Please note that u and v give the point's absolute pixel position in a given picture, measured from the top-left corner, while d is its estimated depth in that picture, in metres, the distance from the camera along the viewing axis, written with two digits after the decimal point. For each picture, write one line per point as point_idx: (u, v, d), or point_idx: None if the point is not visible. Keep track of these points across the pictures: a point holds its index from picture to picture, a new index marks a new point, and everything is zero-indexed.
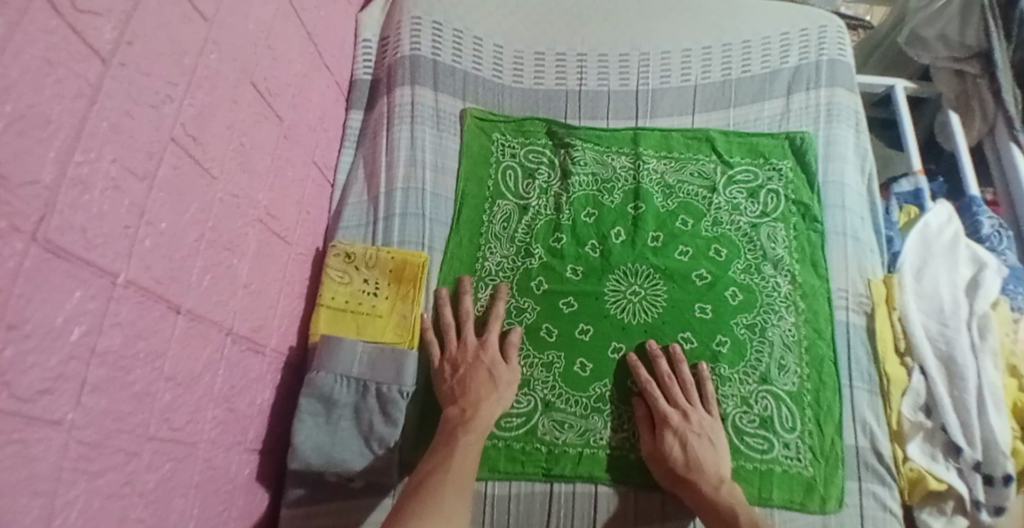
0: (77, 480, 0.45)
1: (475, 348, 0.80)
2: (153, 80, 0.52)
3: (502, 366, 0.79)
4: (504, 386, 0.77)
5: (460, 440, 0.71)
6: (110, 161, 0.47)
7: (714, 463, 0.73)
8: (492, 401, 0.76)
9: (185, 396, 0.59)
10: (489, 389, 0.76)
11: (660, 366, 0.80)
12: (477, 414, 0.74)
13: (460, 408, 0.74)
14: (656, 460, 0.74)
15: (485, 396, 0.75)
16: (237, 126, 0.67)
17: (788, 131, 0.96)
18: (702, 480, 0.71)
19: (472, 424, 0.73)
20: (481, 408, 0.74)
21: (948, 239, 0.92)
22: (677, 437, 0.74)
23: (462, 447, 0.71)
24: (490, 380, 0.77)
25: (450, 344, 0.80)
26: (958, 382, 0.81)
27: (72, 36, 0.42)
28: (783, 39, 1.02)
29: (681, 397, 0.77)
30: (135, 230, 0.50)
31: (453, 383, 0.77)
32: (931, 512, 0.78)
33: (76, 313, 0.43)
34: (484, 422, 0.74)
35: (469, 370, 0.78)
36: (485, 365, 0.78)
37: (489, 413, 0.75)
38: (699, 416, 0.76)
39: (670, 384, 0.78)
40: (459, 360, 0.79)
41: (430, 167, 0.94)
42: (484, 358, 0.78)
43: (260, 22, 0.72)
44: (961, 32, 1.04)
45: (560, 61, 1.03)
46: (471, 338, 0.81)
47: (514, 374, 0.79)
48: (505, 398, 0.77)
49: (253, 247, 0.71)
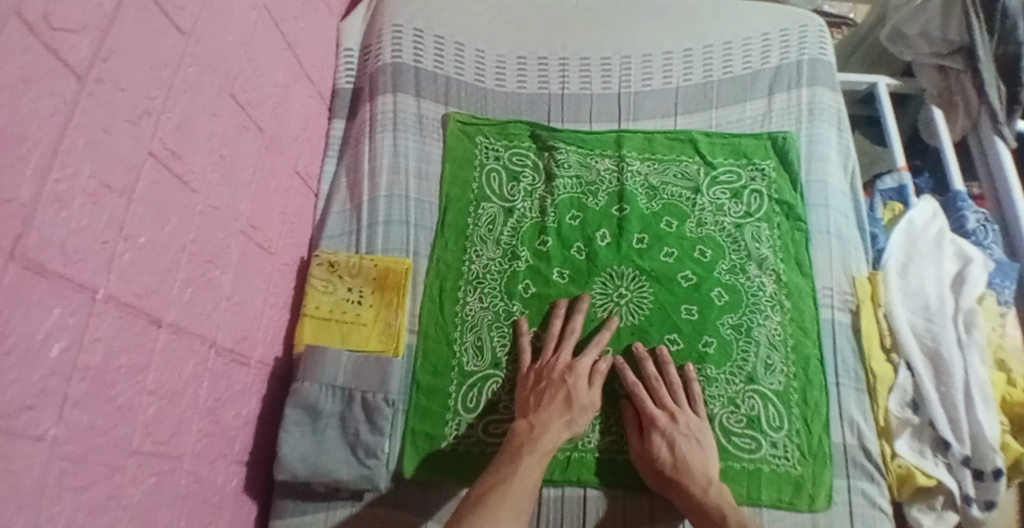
0: (61, 495, 0.44)
1: (565, 366, 0.78)
2: (130, 94, 0.52)
3: (583, 390, 0.76)
4: (580, 412, 0.75)
5: (525, 458, 0.69)
6: (88, 177, 0.46)
7: (702, 464, 0.73)
8: (562, 424, 0.73)
9: (169, 409, 0.59)
10: (562, 412, 0.74)
11: (646, 368, 0.80)
12: (543, 436, 0.71)
13: (529, 424, 0.73)
14: (644, 462, 0.74)
15: (556, 418, 0.73)
16: (217, 137, 0.67)
17: (770, 131, 0.97)
18: (690, 481, 0.71)
19: (538, 443, 0.70)
20: (550, 429, 0.72)
21: (933, 235, 0.92)
22: (664, 439, 0.74)
23: (525, 466, 0.68)
24: (565, 403, 0.74)
25: (545, 357, 0.80)
26: (945, 378, 0.81)
27: (48, 55, 0.41)
28: (764, 39, 1.02)
29: (667, 398, 0.77)
30: (114, 245, 0.50)
31: (531, 394, 0.77)
32: (921, 508, 0.79)
33: (56, 329, 0.43)
34: (549, 444, 0.71)
35: (552, 386, 0.76)
36: (567, 387, 0.75)
37: (556, 436, 0.72)
38: (687, 417, 0.76)
39: (657, 385, 0.78)
40: (544, 375, 0.78)
41: (413, 173, 0.94)
42: (568, 380, 0.76)
43: (239, 35, 0.72)
44: (942, 29, 1.04)
45: (543, 65, 1.03)
46: (568, 354, 0.79)
47: (592, 400, 0.76)
48: (576, 423, 0.74)
49: (236, 259, 0.71)
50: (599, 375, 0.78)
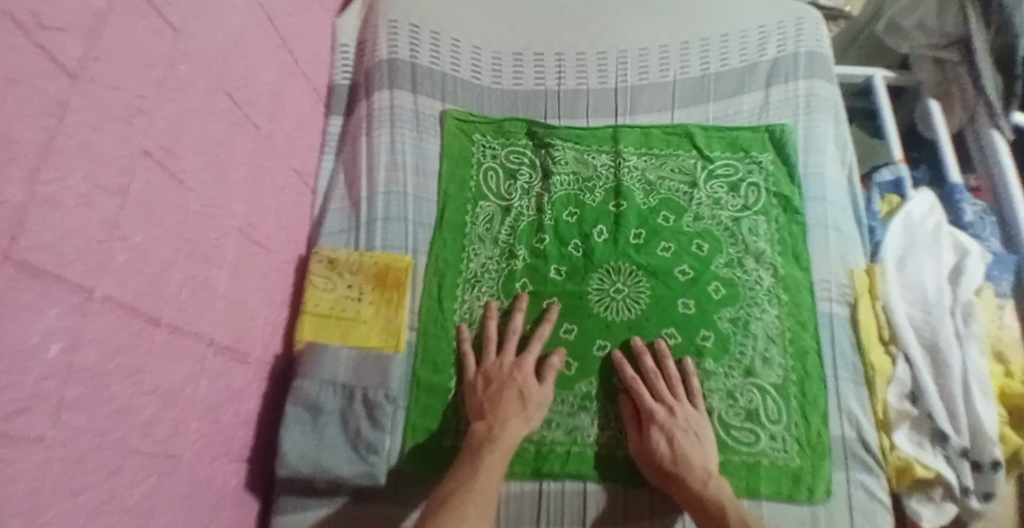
0: (58, 497, 0.44)
1: (511, 365, 0.79)
2: (121, 95, 0.52)
3: (534, 387, 0.77)
4: (535, 407, 0.76)
5: (485, 458, 0.70)
6: (80, 178, 0.46)
7: (701, 458, 0.73)
8: (520, 421, 0.74)
9: (166, 409, 0.59)
10: (518, 409, 0.75)
11: (645, 362, 0.80)
12: (503, 433, 0.72)
13: (487, 424, 0.73)
14: (644, 457, 0.74)
15: (513, 416, 0.74)
16: (211, 136, 0.67)
17: (767, 124, 0.97)
18: (690, 475, 0.71)
19: (497, 442, 0.71)
20: (508, 427, 0.73)
21: (930, 228, 0.92)
22: (662, 433, 0.74)
23: (487, 465, 0.69)
24: (520, 400, 0.76)
25: (489, 358, 0.80)
26: (944, 371, 0.81)
27: (38, 54, 0.41)
28: (760, 32, 1.02)
29: (666, 392, 0.78)
30: (109, 245, 0.50)
31: (483, 398, 0.76)
32: (920, 500, 0.79)
33: (49, 332, 0.43)
34: (509, 442, 0.72)
35: (502, 386, 0.77)
36: (518, 384, 0.77)
37: (515, 433, 0.73)
38: (686, 411, 0.77)
39: (655, 379, 0.79)
40: (493, 375, 0.78)
41: (411, 169, 0.94)
42: (518, 377, 0.77)
43: (231, 33, 0.72)
44: (939, 21, 1.04)
45: (539, 60, 1.03)
46: (511, 354, 0.80)
47: (545, 395, 0.78)
48: (533, 419, 0.76)
49: (232, 257, 0.71)
50: (552, 368, 0.80)
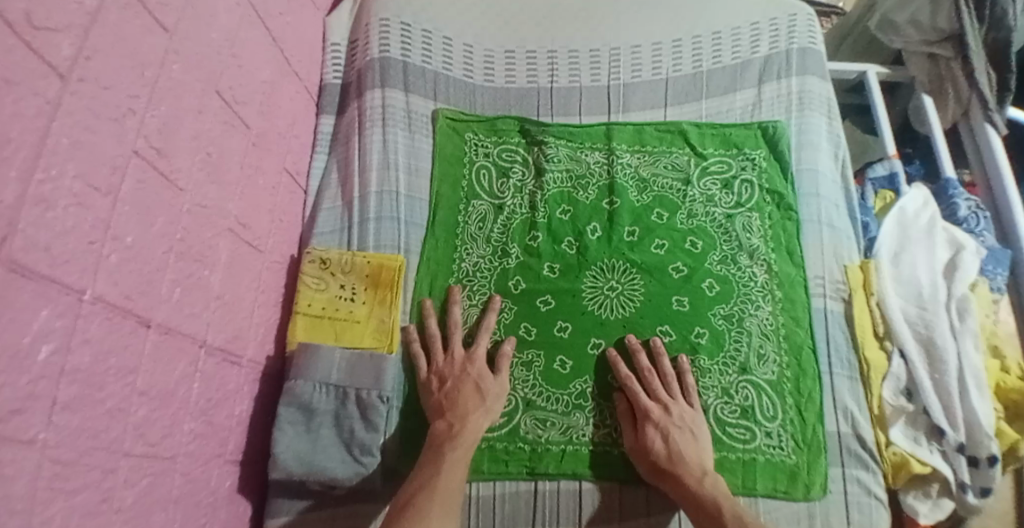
0: (54, 499, 0.44)
1: (462, 360, 0.79)
2: (114, 94, 0.52)
3: (489, 378, 0.78)
4: (492, 398, 0.76)
5: (448, 455, 0.70)
6: (73, 178, 0.46)
7: (697, 455, 0.73)
8: (480, 414, 0.75)
9: (160, 410, 0.58)
10: (477, 402, 0.75)
11: (639, 360, 0.80)
12: (463, 428, 0.73)
13: (447, 423, 0.73)
14: (639, 454, 0.74)
15: (473, 411, 0.74)
16: (203, 135, 0.66)
17: (760, 121, 0.97)
18: (685, 472, 0.71)
19: (458, 439, 0.72)
20: (468, 422, 0.73)
21: (926, 223, 0.92)
22: (658, 431, 0.74)
23: (450, 462, 0.69)
24: (477, 393, 0.76)
25: (438, 358, 0.80)
26: (938, 365, 0.81)
27: (31, 54, 0.41)
28: (753, 29, 1.02)
29: (662, 390, 0.77)
30: (101, 245, 0.50)
31: (440, 397, 0.76)
32: (918, 496, 0.79)
33: (43, 332, 0.42)
34: (471, 436, 0.73)
35: (457, 382, 0.77)
36: (473, 378, 0.77)
37: (476, 426, 0.74)
38: (681, 408, 0.76)
39: (651, 377, 0.78)
40: (447, 373, 0.78)
41: (403, 169, 0.94)
42: (472, 371, 0.78)
43: (224, 31, 0.72)
44: (932, 16, 1.03)
45: (532, 58, 1.03)
46: (459, 349, 0.81)
47: (501, 385, 0.78)
48: (493, 410, 0.76)
49: (225, 258, 0.71)
50: (505, 358, 0.80)
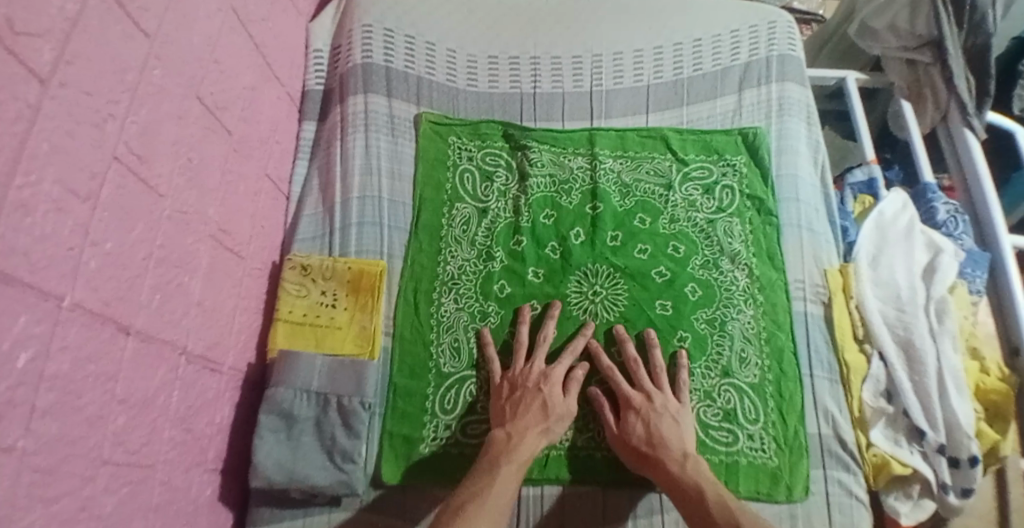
0: (32, 507, 0.44)
1: (538, 375, 0.77)
2: (94, 99, 0.51)
3: (558, 398, 0.76)
4: (557, 420, 0.75)
5: (501, 468, 0.68)
6: (52, 183, 0.46)
7: (677, 439, 0.72)
8: (539, 433, 0.73)
9: (140, 417, 0.58)
10: (540, 420, 0.74)
11: (626, 349, 0.81)
12: (519, 444, 0.71)
13: (506, 433, 0.72)
14: (620, 443, 0.74)
15: (533, 426, 0.73)
16: (183, 141, 0.66)
17: (741, 127, 0.98)
18: (668, 457, 0.71)
19: (515, 452, 0.70)
20: (526, 438, 0.72)
21: (904, 225, 0.92)
22: (639, 418, 0.74)
23: (503, 476, 0.67)
24: (542, 411, 0.74)
25: (518, 365, 0.79)
26: (918, 366, 0.81)
27: (12, 59, 0.41)
28: (733, 36, 1.03)
29: (647, 380, 0.78)
30: (80, 251, 0.49)
31: (506, 402, 0.76)
32: (898, 496, 0.80)
33: (23, 338, 0.42)
34: (527, 452, 0.71)
35: (527, 395, 0.76)
36: (543, 396, 0.75)
37: (534, 444, 0.72)
38: (665, 398, 0.76)
39: (636, 367, 0.79)
40: (519, 383, 0.77)
41: (386, 174, 0.94)
42: (544, 389, 0.76)
43: (205, 36, 0.72)
44: (910, 23, 1.04)
45: (515, 64, 1.03)
46: (541, 362, 0.79)
47: (568, 408, 0.76)
48: (553, 431, 0.74)
49: (206, 264, 0.70)
50: (574, 382, 0.78)
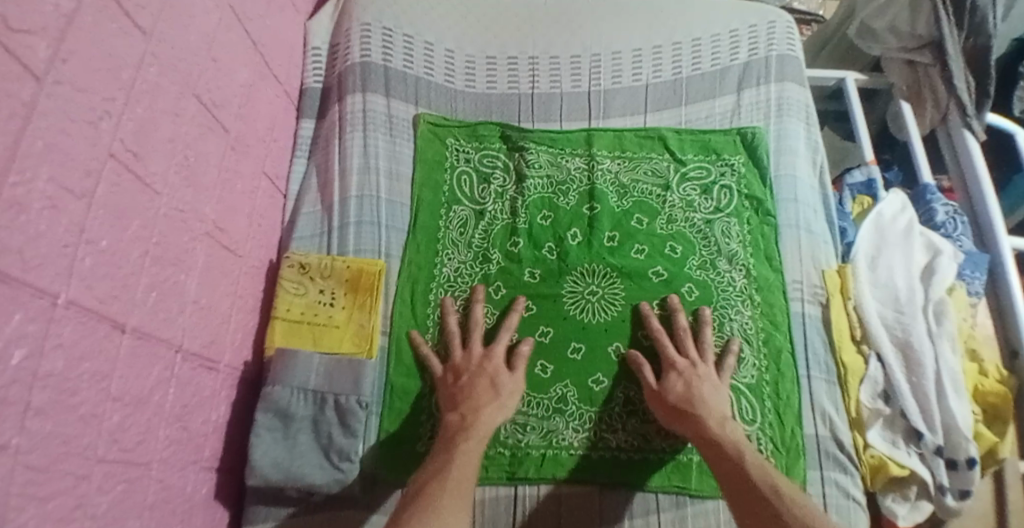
0: (25, 505, 0.43)
1: (480, 356, 0.78)
2: (89, 96, 0.51)
3: (505, 375, 0.76)
4: (508, 394, 0.75)
5: (461, 446, 0.68)
6: (46, 181, 0.46)
7: (717, 403, 0.73)
8: (493, 409, 0.73)
9: (135, 416, 0.58)
10: (490, 397, 0.74)
11: (678, 319, 0.82)
12: (477, 420, 0.71)
13: (459, 414, 0.72)
14: (657, 397, 0.75)
15: (486, 403, 0.73)
16: (179, 139, 0.66)
17: (739, 127, 0.98)
18: (707, 413, 0.71)
19: (470, 430, 0.70)
20: (482, 414, 0.72)
21: (902, 226, 0.92)
22: (681, 378, 0.75)
23: (463, 453, 0.67)
24: (491, 389, 0.75)
25: (456, 353, 0.80)
26: (916, 368, 0.81)
27: (6, 55, 0.41)
28: (732, 36, 1.03)
29: (692, 348, 0.79)
30: (74, 249, 0.49)
31: (454, 390, 0.76)
32: (896, 499, 0.80)
33: (16, 336, 0.42)
34: (483, 428, 0.71)
35: (473, 377, 0.76)
36: (488, 373, 0.76)
37: (489, 420, 0.72)
38: (709, 369, 0.77)
39: (684, 336, 0.80)
40: (463, 369, 0.78)
41: (384, 173, 0.94)
42: (488, 366, 0.77)
43: (202, 33, 0.72)
44: (911, 24, 1.04)
45: (513, 64, 1.03)
46: (478, 346, 0.80)
47: (517, 382, 0.77)
48: (507, 407, 0.74)
49: (202, 262, 0.70)
50: (522, 358, 0.79)
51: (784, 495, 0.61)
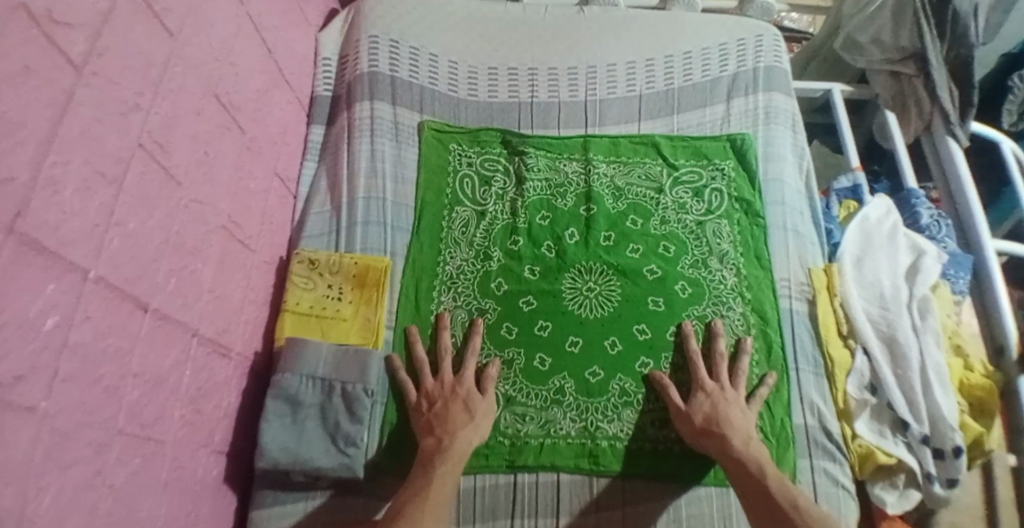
0: (49, 469, 0.46)
1: (452, 382, 0.81)
2: (121, 89, 0.56)
3: (477, 397, 0.79)
4: (481, 415, 0.78)
5: (438, 469, 0.71)
6: (81, 163, 0.50)
7: (745, 425, 0.76)
8: (469, 430, 0.76)
9: (152, 395, 0.61)
10: (465, 419, 0.77)
11: (717, 343, 0.84)
12: (453, 443, 0.74)
13: (435, 438, 0.75)
14: (683, 416, 0.78)
15: (462, 427, 0.76)
16: (199, 136, 0.70)
17: (729, 133, 1.02)
18: (734, 434, 0.74)
19: (447, 452, 0.73)
20: (458, 435, 0.75)
21: (888, 230, 0.96)
22: (709, 399, 0.78)
23: (440, 474, 0.70)
24: (466, 411, 0.77)
25: (427, 380, 0.81)
26: (901, 362, 0.84)
27: (48, 45, 0.45)
28: (721, 50, 1.08)
29: (724, 374, 0.81)
30: (104, 229, 0.53)
31: (429, 417, 0.77)
32: (884, 486, 0.82)
33: (49, 305, 0.45)
34: (460, 450, 0.74)
35: (446, 403, 0.78)
36: (462, 397, 0.79)
37: (465, 442, 0.75)
38: (737, 394, 0.80)
39: (720, 360, 0.82)
40: (435, 395, 0.79)
41: (390, 177, 0.99)
42: (460, 391, 0.79)
43: (221, 38, 0.77)
44: (892, 38, 1.10)
45: (513, 75, 1.08)
46: (448, 373, 0.82)
47: (490, 404, 0.80)
48: (481, 427, 0.77)
49: (218, 253, 0.74)
50: (489, 379, 0.82)
51: (803, 512, 0.66)
